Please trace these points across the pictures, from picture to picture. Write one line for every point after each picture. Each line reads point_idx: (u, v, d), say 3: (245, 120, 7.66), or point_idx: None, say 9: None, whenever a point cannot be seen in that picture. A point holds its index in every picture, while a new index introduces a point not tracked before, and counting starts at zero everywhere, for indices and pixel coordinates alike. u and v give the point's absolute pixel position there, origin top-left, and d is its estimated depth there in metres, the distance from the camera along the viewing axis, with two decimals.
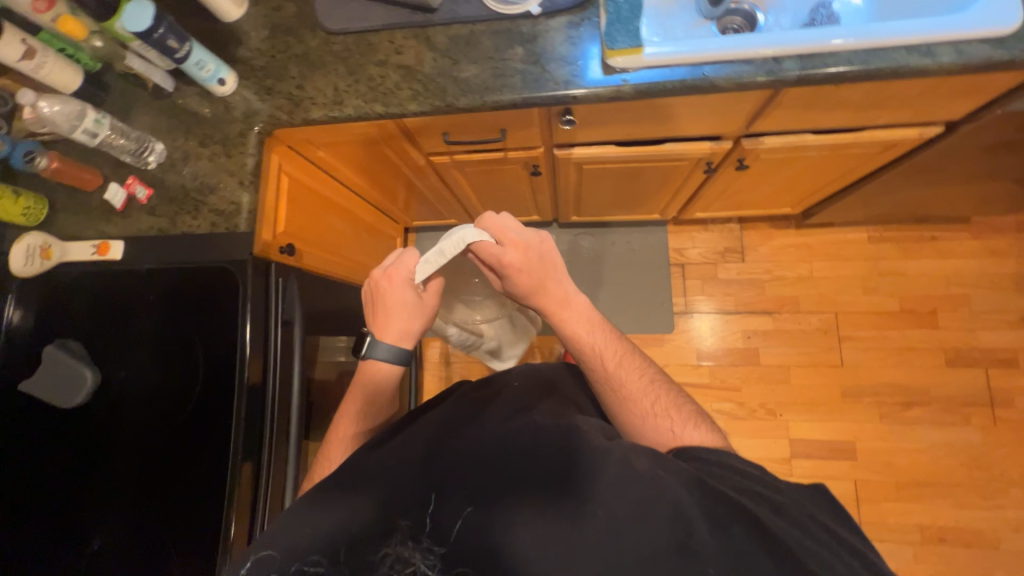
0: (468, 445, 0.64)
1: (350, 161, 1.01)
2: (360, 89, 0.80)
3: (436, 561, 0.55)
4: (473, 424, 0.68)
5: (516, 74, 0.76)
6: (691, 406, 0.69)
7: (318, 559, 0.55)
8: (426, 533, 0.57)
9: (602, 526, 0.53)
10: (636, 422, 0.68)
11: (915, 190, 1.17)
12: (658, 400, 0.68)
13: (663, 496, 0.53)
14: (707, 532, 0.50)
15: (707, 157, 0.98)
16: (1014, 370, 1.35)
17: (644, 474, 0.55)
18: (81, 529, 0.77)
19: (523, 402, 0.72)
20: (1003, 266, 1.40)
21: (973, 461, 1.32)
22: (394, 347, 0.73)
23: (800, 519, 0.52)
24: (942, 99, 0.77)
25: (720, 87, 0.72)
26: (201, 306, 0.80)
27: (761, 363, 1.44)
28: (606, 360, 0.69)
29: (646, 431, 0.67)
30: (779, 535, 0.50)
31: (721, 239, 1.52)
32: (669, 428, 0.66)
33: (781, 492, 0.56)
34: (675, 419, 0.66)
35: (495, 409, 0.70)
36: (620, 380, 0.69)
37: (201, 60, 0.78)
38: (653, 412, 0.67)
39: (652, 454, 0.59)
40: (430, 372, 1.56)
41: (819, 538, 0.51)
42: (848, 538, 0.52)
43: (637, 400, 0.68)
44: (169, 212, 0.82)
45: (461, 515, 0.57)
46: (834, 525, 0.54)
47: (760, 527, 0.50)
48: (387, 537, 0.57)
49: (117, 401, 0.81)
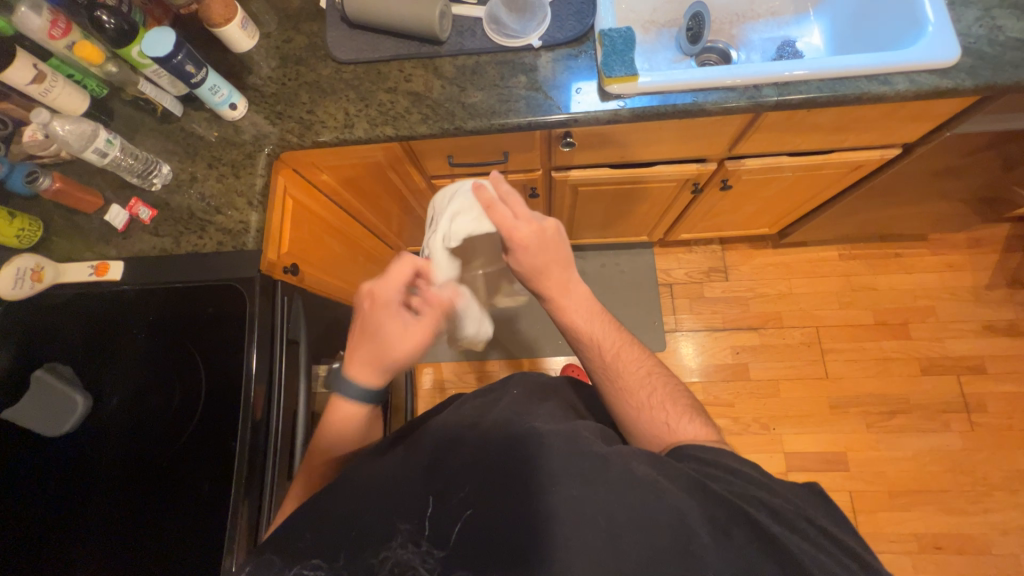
0: (465, 445, 0.57)
1: (353, 184, 1.04)
2: (371, 113, 0.84)
3: (435, 565, 0.48)
4: (471, 425, 0.61)
5: (520, 100, 0.82)
6: (689, 401, 0.67)
7: (319, 562, 0.50)
8: (426, 535, 0.50)
9: (600, 535, 0.47)
10: (631, 414, 0.66)
11: (879, 210, 1.27)
12: (657, 392, 0.66)
13: (664, 501, 0.48)
14: (711, 539, 0.46)
15: (693, 178, 1.05)
16: (983, 376, 1.43)
17: (644, 479, 0.50)
18: (60, 569, 0.71)
19: (524, 406, 0.66)
20: (962, 279, 1.51)
21: (957, 467, 1.37)
22: (368, 386, 0.65)
23: (802, 527, 0.49)
24: (899, 122, 0.86)
25: (708, 111, 0.79)
26: (201, 325, 0.78)
27: (751, 377, 1.48)
28: (602, 348, 0.69)
29: (640, 422, 0.65)
30: (781, 542, 0.47)
31: (705, 259, 1.60)
32: (663, 420, 0.64)
33: (780, 494, 0.52)
34: (670, 411, 0.65)
35: (496, 409, 0.64)
36: (617, 370, 0.68)
37: (215, 85, 0.81)
38: (649, 405, 0.66)
39: (650, 457, 0.54)
40: (425, 399, 1.53)
41: (817, 544, 0.48)
42: (848, 543, 0.49)
43: (635, 391, 0.67)
44: (173, 232, 0.82)
45: (460, 518, 0.50)
46: (832, 527, 0.51)
47: (763, 534, 0.47)
48: (387, 539, 0.50)
49: (106, 429, 0.77)
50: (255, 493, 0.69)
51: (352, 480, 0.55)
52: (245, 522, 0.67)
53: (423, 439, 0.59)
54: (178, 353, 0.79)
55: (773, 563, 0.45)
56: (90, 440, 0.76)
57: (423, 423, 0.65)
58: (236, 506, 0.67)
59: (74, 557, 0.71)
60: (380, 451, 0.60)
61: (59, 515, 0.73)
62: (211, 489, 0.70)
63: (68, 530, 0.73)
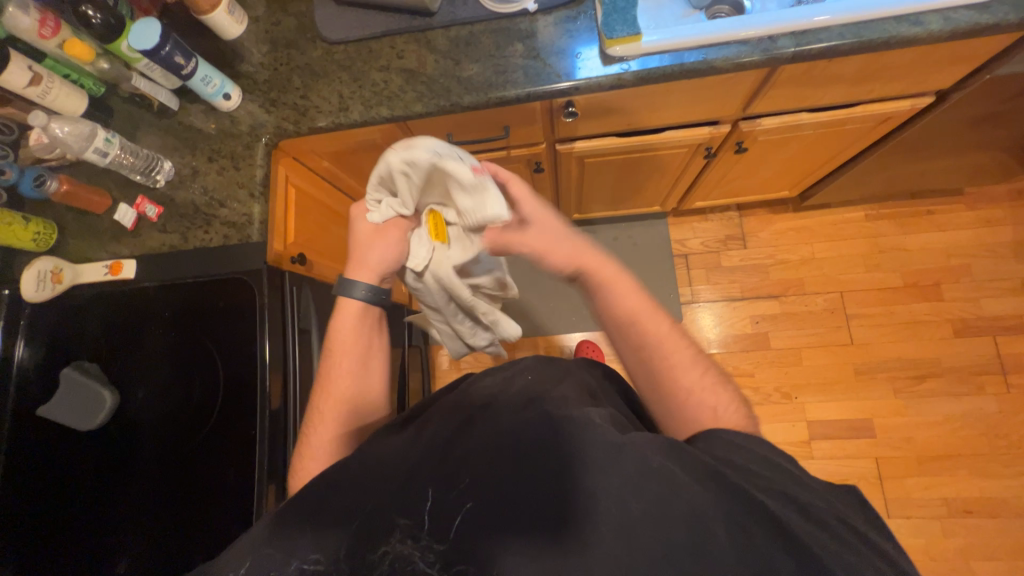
0: (473, 437, 0.57)
1: (355, 169, 1.02)
2: (365, 95, 0.82)
3: (436, 559, 0.47)
4: (483, 414, 0.61)
5: (518, 69, 0.78)
6: (732, 387, 0.65)
7: (318, 557, 0.49)
8: (426, 531, 0.49)
9: (610, 527, 0.47)
10: (680, 396, 0.64)
11: (909, 165, 1.19)
12: (706, 373, 0.65)
13: (678, 494, 0.47)
14: (723, 532, 0.45)
15: (706, 142, 1.00)
16: (1022, 336, 1.36)
17: (658, 469, 0.49)
18: (104, 552, 0.76)
19: (536, 391, 0.65)
20: (1001, 235, 1.42)
21: (991, 430, 1.32)
22: (370, 285, 0.70)
23: (830, 527, 0.46)
24: (932, 66, 0.79)
25: (718, 68, 0.74)
26: (218, 317, 0.79)
27: (771, 347, 1.44)
28: (658, 323, 0.66)
29: (689, 404, 0.63)
30: (805, 540, 0.44)
31: (722, 228, 1.54)
32: (712, 405, 0.62)
33: (805, 487, 0.49)
34: (719, 396, 0.63)
35: (505, 401, 0.63)
36: (669, 347, 0.65)
37: (206, 75, 0.80)
38: (699, 386, 0.64)
39: (667, 444, 0.51)
40: (441, 380, 1.54)
41: (850, 544, 0.45)
42: (877, 542, 0.47)
43: (685, 370, 0.64)
44: (180, 227, 0.82)
45: (461, 513, 0.50)
46: (861, 525, 0.48)
47: (785, 530, 0.45)
48: (387, 533, 0.49)
49: (133, 421, 0.80)
50: (279, 477, 0.72)
51: (368, 458, 0.57)
52: (272, 501, 0.71)
53: (432, 429, 0.60)
54: (196, 347, 0.80)
55: (793, 561, 0.43)
56: (123, 433, 0.80)
57: (437, 406, 0.66)
58: (261, 487, 0.70)
59: (119, 542, 0.76)
60: (396, 427, 0.63)
61: (104, 502, 0.78)
62: (237, 476, 0.73)
63: (113, 517, 0.77)
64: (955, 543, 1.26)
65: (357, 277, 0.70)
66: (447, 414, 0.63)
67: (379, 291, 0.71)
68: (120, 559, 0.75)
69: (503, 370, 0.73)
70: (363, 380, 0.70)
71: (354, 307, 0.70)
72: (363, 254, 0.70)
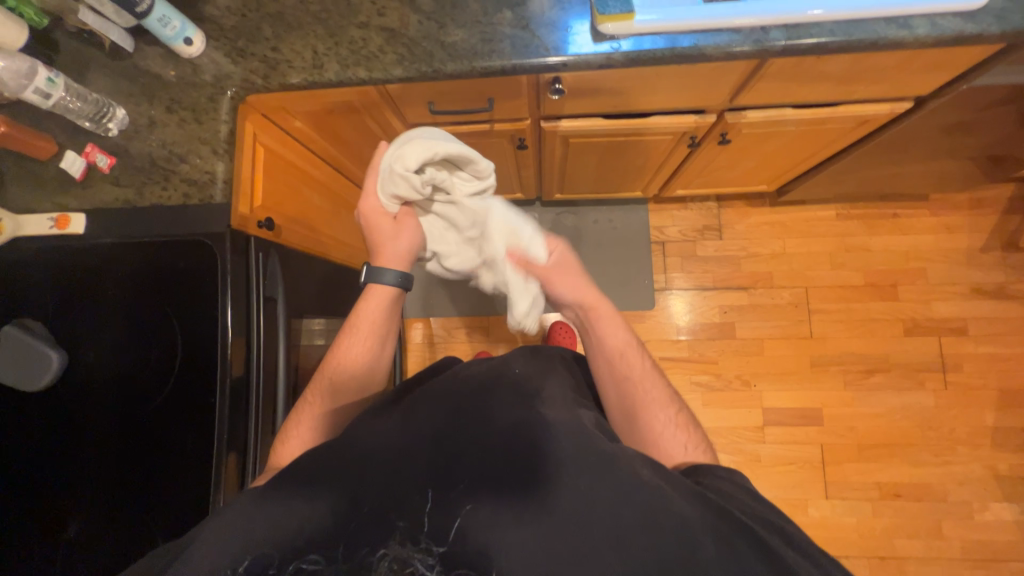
0: (461, 432, 0.57)
1: (330, 132, 0.97)
2: (342, 53, 0.77)
3: (436, 562, 0.47)
4: (471, 409, 0.61)
5: (505, 39, 0.75)
6: (700, 430, 0.69)
7: (316, 557, 0.47)
8: (425, 533, 0.49)
9: (602, 537, 0.48)
10: (655, 427, 0.67)
11: (881, 168, 1.22)
12: (678, 412, 0.69)
13: (666, 507, 0.48)
14: (711, 548, 0.46)
15: (691, 131, 0.99)
16: (964, 338, 1.45)
17: (649, 484, 0.50)
18: (54, 517, 0.74)
19: (527, 387, 0.65)
20: (957, 241, 1.49)
21: (926, 422, 1.42)
22: (400, 271, 0.74)
23: (808, 548, 0.48)
24: (914, 72, 0.81)
25: (709, 56, 0.72)
26: (177, 283, 0.75)
27: (735, 336, 1.49)
28: (641, 362, 0.71)
29: (663, 438, 0.66)
30: (786, 559, 0.46)
31: (700, 217, 1.56)
32: (683, 442, 0.66)
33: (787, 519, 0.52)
34: (689, 436, 0.67)
35: (496, 396, 0.62)
36: (650, 382, 0.70)
37: (165, 16, 0.73)
38: (672, 423, 0.67)
39: (655, 465, 0.54)
40: (413, 354, 1.54)
41: (827, 565, 0.47)
42: (848, 566, 0.49)
43: (662, 405, 0.68)
44: (135, 181, 0.77)
45: (460, 515, 0.50)
46: (830, 547, 0.51)
47: (768, 550, 0.46)
48: (384, 538, 0.48)
49: (82, 387, 0.77)
50: (240, 446, 0.71)
51: (339, 446, 0.56)
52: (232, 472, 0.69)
53: (422, 417, 0.60)
54: (154, 310, 0.76)
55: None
56: (70, 399, 0.77)
57: (424, 390, 0.66)
58: (221, 456, 0.68)
59: (72, 507, 0.74)
60: (379, 411, 0.62)
61: (53, 469, 0.75)
62: (195, 443, 0.71)
63: (63, 481, 0.75)
64: (882, 523, 1.38)
65: (388, 266, 0.73)
66: (434, 404, 0.62)
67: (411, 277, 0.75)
68: (72, 523, 0.73)
69: (492, 359, 0.72)
70: (376, 360, 0.73)
71: (387, 292, 0.73)
72: (389, 248, 0.73)
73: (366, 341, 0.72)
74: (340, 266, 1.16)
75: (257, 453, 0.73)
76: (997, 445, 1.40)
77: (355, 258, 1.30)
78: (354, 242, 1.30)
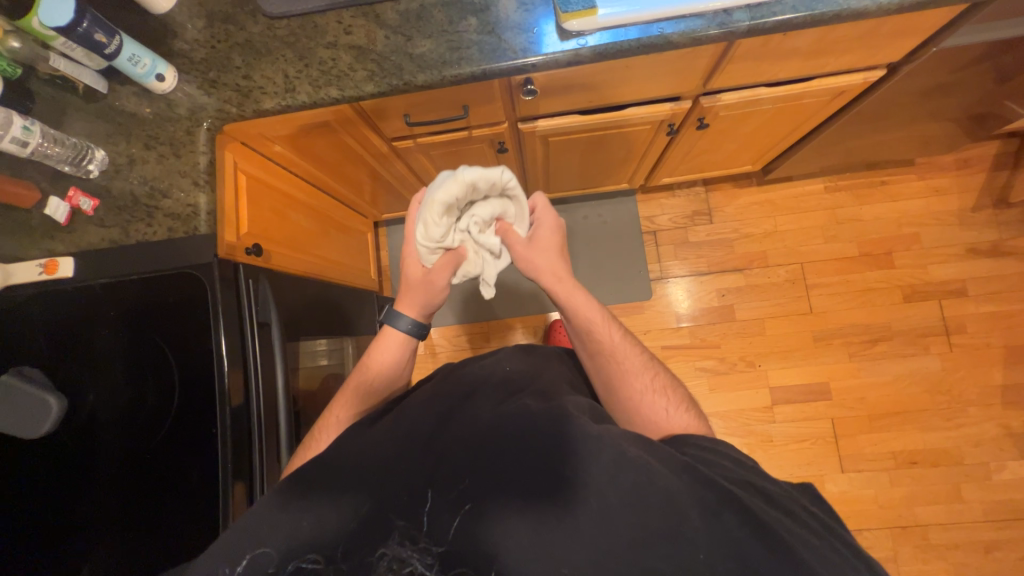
0: (454, 431, 0.57)
1: (310, 153, 0.98)
2: (313, 74, 0.78)
3: (435, 561, 0.48)
4: (463, 407, 0.61)
5: (472, 45, 0.76)
6: (682, 392, 0.70)
7: (316, 557, 0.48)
8: (424, 532, 0.49)
9: (590, 518, 0.47)
10: (633, 399, 0.67)
11: (864, 138, 1.22)
12: (656, 377, 0.69)
13: (654, 483, 0.48)
14: (698, 519, 0.46)
15: (668, 119, 0.99)
16: (964, 298, 1.45)
17: (636, 460, 0.49)
18: (70, 559, 0.74)
19: (511, 386, 0.65)
20: (947, 203, 1.49)
21: (935, 387, 1.41)
22: (414, 319, 0.76)
23: (790, 507, 0.49)
24: (883, 40, 0.81)
25: (676, 43, 0.73)
26: (171, 317, 0.76)
27: (735, 318, 1.49)
28: (610, 332, 0.71)
29: (643, 408, 0.66)
30: (775, 526, 0.46)
31: (689, 203, 1.56)
32: (664, 406, 0.66)
33: (774, 483, 0.52)
34: (670, 398, 0.67)
35: (483, 396, 0.63)
36: (623, 353, 0.70)
37: (134, 55, 0.74)
38: (650, 389, 0.68)
39: (641, 438, 0.53)
40: (416, 365, 1.54)
41: (809, 525, 0.48)
42: (833, 525, 0.50)
43: (637, 374, 0.69)
44: (120, 221, 0.77)
45: (457, 515, 0.49)
46: (816, 509, 0.52)
47: (755, 517, 0.46)
48: (384, 536, 0.49)
49: (88, 423, 0.79)
50: (246, 474, 0.70)
51: (333, 459, 0.55)
52: (241, 501, 0.69)
53: (411, 420, 0.59)
54: (152, 347, 0.78)
55: (766, 544, 0.44)
56: (76, 439, 0.78)
57: (411, 397, 0.66)
58: (227, 485, 0.68)
59: (85, 548, 0.75)
60: (368, 423, 0.61)
61: (65, 509, 0.76)
62: (201, 474, 0.72)
63: (74, 524, 0.76)
64: (901, 492, 1.37)
65: (405, 313, 0.75)
66: (425, 404, 0.62)
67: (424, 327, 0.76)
68: (87, 565, 0.74)
69: (484, 358, 0.75)
70: (395, 373, 0.75)
71: (397, 338, 0.75)
72: (412, 294, 0.76)
73: (386, 374, 0.74)
74: (334, 285, 1.17)
75: (264, 482, 0.72)
76: (1008, 403, 1.39)
77: (348, 275, 1.31)
78: (346, 260, 1.30)
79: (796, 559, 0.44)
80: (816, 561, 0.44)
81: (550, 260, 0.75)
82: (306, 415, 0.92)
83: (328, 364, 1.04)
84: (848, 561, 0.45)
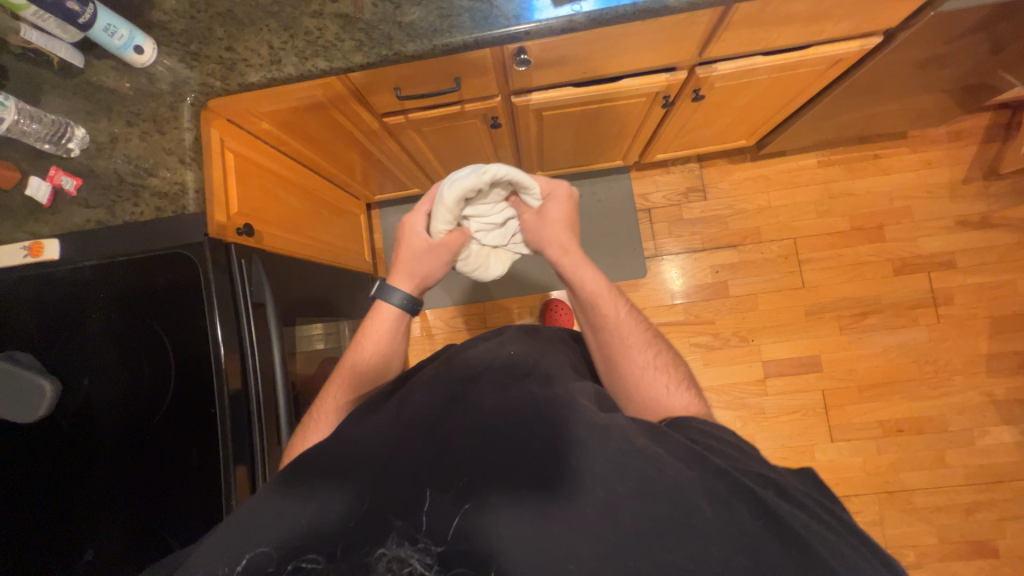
0: (460, 416, 0.58)
1: (300, 131, 0.95)
2: (298, 45, 0.75)
3: (435, 561, 0.47)
4: (467, 392, 0.62)
5: (463, 13, 0.73)
6: (685, 375, 0.70)
7: (316, 556, 0.48)
8: (423, 532, 0.49)
9: (596, 508, 0.48)
10: (635, 376, 0.68)
11: (858, 110, 1.22)
12: (658, 354, 0.70)
13: (662, 473, 0.49)
14: (709, 510, 0.47)
15: (663, 91, 0.98)
16: (953, 270, 1.47)
17: (644, 451, 0.50)
18: (74, 538, 0.75)
19: (516, 372, 0.65)
20: (938, 175, 1.50)
21: (922, 357, 1.45)
22: (407, 293, 0.76)
23: (801, 500, 0.50)
24: (880, 4, 0.80)
25: (671, 7, 0.72)
26: (161, 297, 0.74)
27: (729, 294, 1.50)
28: (617, 307, 0.73)
29: (643, 386, 0.67)
30: (786, 519, 0.47)
31: (684, 179, 1.55)
32: (665, 387, 0.67)
33: (780, 474, 0.53)
34: (672, 380, 0.68)
35: (488, 383, 0.63)
36: (627, 330, 0.71)
37: (110, 25, 0.71)
38: (653, 368, 0.69)
39: (648, 429, 0.54)
40: (414, 348, 1.55)
41: (822, 518, 0.49)
42: (846, 518, 0.50)
43: (641, 353, 0.70)
44: (105, 201, 0.75)
45: (458, 513, 0.50)
46: (824, 499, 0.53)
47: (766, 511, 0.47)
48: (383, 536, 0.49)
49: (81, 410, 0.78)
50: (247, 457, 0.71)
51: (330, 449, 0.56)
52: (243, 482, 0.69)
53: (412, 408, 0.60)
54: (139, 327, 0.77)
55: (776, 540, 0.45)
56: (73, 422, 0.78)
57: (414, 379, 0.68)
58: (229, 468, 0.68)
59: (87, 531, 0.75)
60: (373, 409, 0.63)
61: (66, 489, 0.76)
62: (202, 457, 0.72)
63: (74, 507, 0.76)
64: (888, 458, 1.41)
65: (401, 285, 0.76)
66: (429, 390, 0.63)
67: (416, 301, 0.77)
68: (90, 543, 0.74)
69: (486, 342, 0.75)
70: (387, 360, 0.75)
71: (394, 312, 0.76)
72: (407, 266, 0.77)
73: (383, 342, 0.75)
74: (329, 267, 1.15)
75: (266, 463, 0.72)
76: (991, 370, 1.43)
77: (343, 258, 1.29)
78: (339, 241, 1.29)
79: (809, 553, 0.45)
80: (835, 560, 0.44)
81: (556, 233, 0.77)
82: (305, 396, 0.92)
83: (324, 346, 1.04)
84: (866, 556, 0.46)
